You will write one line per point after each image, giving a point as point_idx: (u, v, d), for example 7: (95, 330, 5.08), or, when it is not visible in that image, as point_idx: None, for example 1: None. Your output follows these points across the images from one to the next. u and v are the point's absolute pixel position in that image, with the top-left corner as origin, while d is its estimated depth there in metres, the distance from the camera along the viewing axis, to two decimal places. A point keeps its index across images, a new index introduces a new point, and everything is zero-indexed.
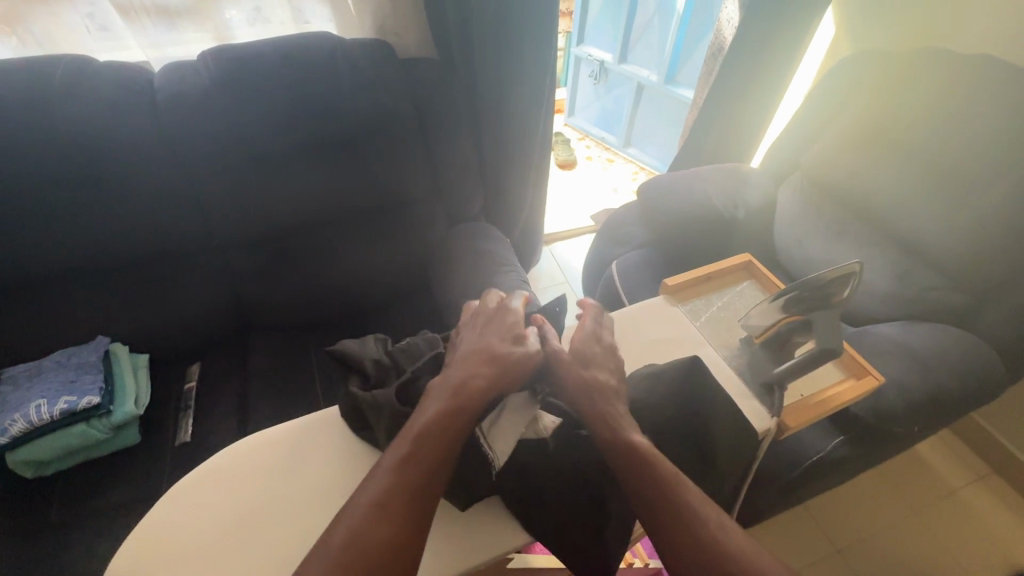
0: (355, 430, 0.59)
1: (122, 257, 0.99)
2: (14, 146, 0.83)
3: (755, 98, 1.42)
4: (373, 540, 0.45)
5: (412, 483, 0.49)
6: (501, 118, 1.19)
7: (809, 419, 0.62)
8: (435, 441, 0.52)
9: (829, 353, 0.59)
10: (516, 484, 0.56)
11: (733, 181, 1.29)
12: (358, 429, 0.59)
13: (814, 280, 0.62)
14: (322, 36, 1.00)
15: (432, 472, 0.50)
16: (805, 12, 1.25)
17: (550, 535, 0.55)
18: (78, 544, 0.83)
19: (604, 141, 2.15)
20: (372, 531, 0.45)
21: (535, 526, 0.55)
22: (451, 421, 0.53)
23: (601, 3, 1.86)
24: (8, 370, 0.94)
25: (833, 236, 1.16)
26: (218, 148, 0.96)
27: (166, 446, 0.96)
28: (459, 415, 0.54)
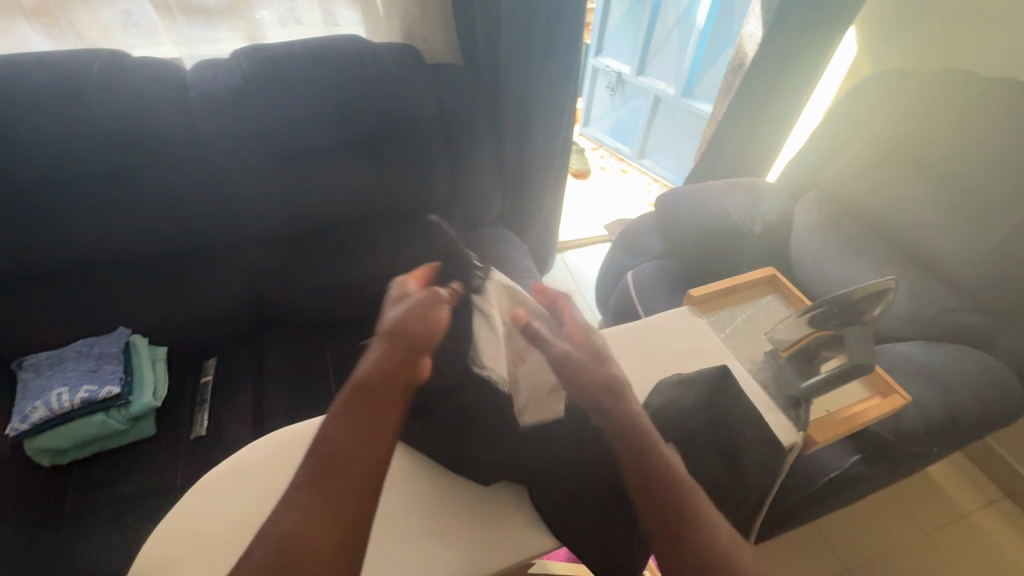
0: None
1: (145, 249, 1.00)
2: (48, 136, 0.84)
3: (774, 114, 1.43)
4: (289, 534, 0.37)
5: (328, 466, 0.41)
6: (523, 125, 1.20)
7: (836, 435, 0.62)
8: (348, 416, 0.44)
9: (860, 369, 0.60)
10: (544, 478, 0.57)
11: (751, 196, 1.29)
12: None
13: (847, 296, 0.62)
14: (353, 39, 1.02)
15: (349, 447, 0.42)
16: (828, 31, 1.26)
17: (576, 536, 0.55)
18: (92, 534, 0.83)
19: (619, 151, 2.16)
20: (294, 527, 0.38)
21: (560, 526, 0.55)
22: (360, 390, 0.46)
23: (621, 15, 1.88)
24: (29, 359, 0.95)
25: (852, 253, 1.16)
26: (245, 145, 0.97)
27: (182, 439, 0.96)
28: (370, 382, 0.46)
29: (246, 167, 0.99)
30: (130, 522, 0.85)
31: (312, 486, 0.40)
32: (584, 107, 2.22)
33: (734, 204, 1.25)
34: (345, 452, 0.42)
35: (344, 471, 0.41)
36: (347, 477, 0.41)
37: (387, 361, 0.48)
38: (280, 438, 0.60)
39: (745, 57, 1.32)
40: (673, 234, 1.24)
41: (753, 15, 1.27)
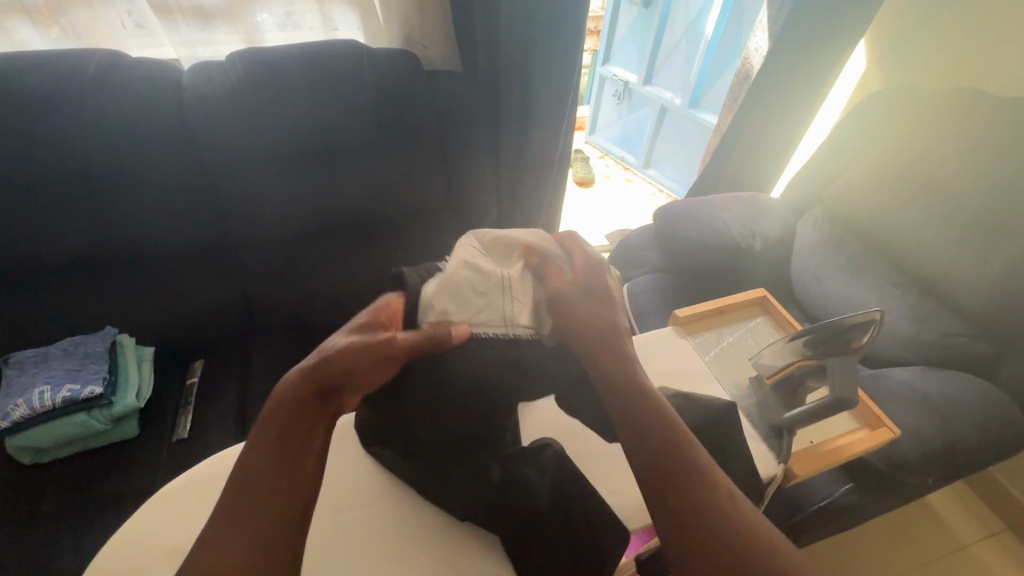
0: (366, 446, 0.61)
1: (137, 249, 1.00)
2: (40, 134, 0.84)
3: (780, 128, 1.40)
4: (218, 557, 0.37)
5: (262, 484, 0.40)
6: (521, 134, 1.19)
7: (818, 468, 0.60)
8: (262, 444, 0.42)
9: (843, 405, 0.58)
10: (521, 521, 0.53)
11: (752, 212, 1.26)
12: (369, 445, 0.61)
13: (835, 325, 0.61)
14: (350, 43, 1.00)
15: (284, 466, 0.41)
16: (836, 45, 1.24)
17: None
18: (68, 535, 0.83)
19: (623, 160, 2.14)
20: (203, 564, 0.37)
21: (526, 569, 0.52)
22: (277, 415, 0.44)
23: (629, 24, 1.85)
24: (14, 355, 0.96)
25: (852, 273, 1.13)
26: (238, 148, 0.97)
27: (164, 441, 0.96)
28: (287, 408, 0.44)
29: (242, 168, 0.99)
30: (106, 523, 0.85)
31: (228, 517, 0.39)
32: (590, 115, 2.20)
33: (738, 220, 1.22)
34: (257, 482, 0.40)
35: (256, 501, 0.39)
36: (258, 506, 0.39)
37: (303, 383, 0.45)
38: None
39: (751, 70, 1.29)
40: (670, 250, 1.23)
41: (759, 29, 1.27)
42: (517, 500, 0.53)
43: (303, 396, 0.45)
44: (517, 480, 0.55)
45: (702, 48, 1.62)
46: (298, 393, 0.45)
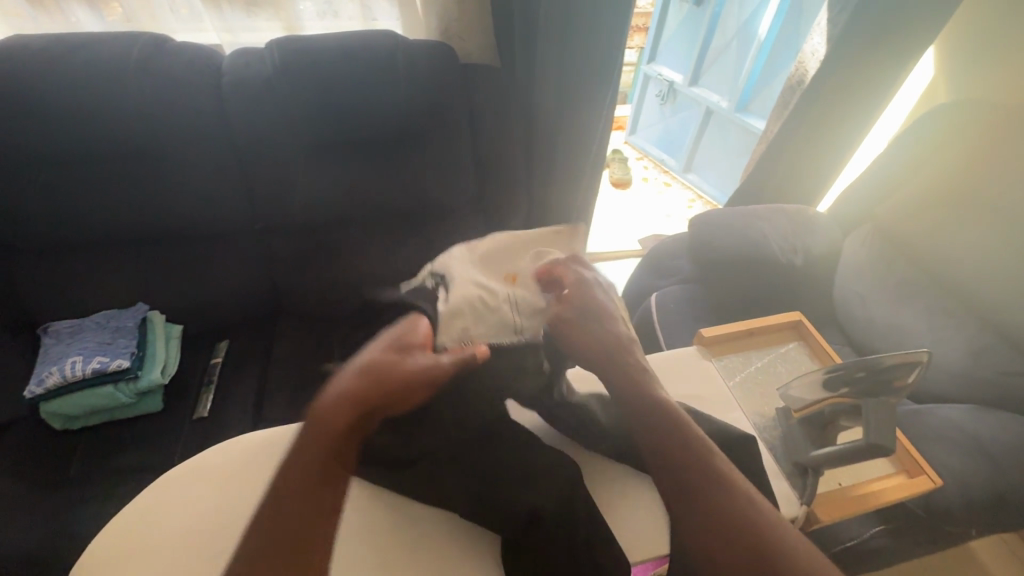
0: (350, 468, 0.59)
1: (172, 229, 1.04)
2: (84, 115, 0.87)
3: (832, 138, 1.31)
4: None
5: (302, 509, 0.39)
6: (555, 133, 1.16)
7: (846, 513, 0.57)
8: (294, 471, 0.40)
9: (880, 450, 0.54)
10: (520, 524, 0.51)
11: (796, 225, 1.18)
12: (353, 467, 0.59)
13: (874, 362, 0.58)
14: (384, 36, 0.96)
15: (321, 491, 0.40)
16: (901, 52, 1.14)
17: None
18: (90, 501, 0.86)
19: (663, 163, 2.07)
20: None
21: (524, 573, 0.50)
22: (323, 434, 0.41)
23: (678, 22, 1.77)
24: (54, 325, 1.02)
25: (901, 298, 1.06)
26: (271, 135, 0.98)
27: (185, 420, 0.98)
28: (328, 430, 0.41)
29: (273, 155, 0.99)
30: (123, 494, 0.88)
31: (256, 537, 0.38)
32: (631, 114, 2.14)
33: (779, 233, 1.14)
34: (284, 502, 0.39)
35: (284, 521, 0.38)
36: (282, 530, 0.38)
37: (355, 406, 0.42)
38: (251, 441, 0.63)
39: (805, 75, 1.22)
40: (702, 261, 1.17)
41: (816, 30, 1.17)
42: (514, 503, 0.51)
43: (352, 418, 0.42)
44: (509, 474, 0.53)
45: (753, 50, 1.54)
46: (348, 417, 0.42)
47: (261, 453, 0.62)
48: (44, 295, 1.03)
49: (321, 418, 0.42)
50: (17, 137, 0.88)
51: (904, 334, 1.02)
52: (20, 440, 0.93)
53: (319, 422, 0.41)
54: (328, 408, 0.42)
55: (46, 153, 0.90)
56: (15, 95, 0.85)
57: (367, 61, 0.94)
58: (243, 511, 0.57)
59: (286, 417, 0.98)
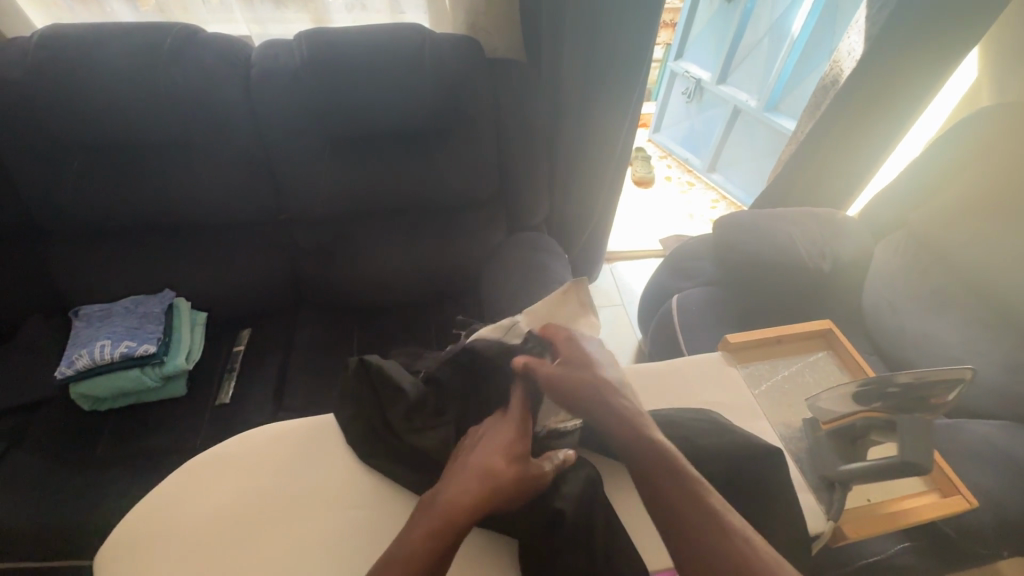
0: (364, 458, 0.60)
1: (200, 218, 1.05)
2: (118, 104, 0.89)
3: (867, 140, 1.27)
4: None
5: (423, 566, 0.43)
6: (580, 131, 1.14)
7: (876, 531, 0.56)
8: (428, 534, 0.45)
9: (912, 469, 0.52)
10: (543, 524, 0.52)
11: (825, 228, 1.13)
12: (367, 457, 0.60)
13: (915, 380, 0.56)
14: (414, 26, 0.97)
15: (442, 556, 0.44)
16: (946, 51, 1.08)
17: None
18: (116, 481, 0.89)
19: (687, 162, 2.04)
20: None
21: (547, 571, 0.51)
22: (448, 529, 0.45)
23: (707, 17, 1.72)
24: (85, 309, 1.04)
25: (933, 309, 1.03)
26: (297, 127, 0.98)
27: (208, 405, 1.00)
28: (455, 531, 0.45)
29: (299, 147, 1.00)
30: (148, 476, 0.90)
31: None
32: (656, 112, 2.10)
33: (808, 237, 1.11)
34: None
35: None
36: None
37: (480, 511, 0.46)
38: (270, 432, 0.64)
39: (840, 75, 1.18)
40: (726, 264, 1.15)
41: (854, 29, 1.14)
42: (542, 506, 0.53)
43: (473, 522, 0.46)
44: (535, 476, 0.54)
45: (785, 48, 1.50)
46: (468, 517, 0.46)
47: (281, 444, 0.63)
48: (76, 278, 1.06)
49: (449, 514, 0.46)
50: (53, 124, 0.90)
51: (935, 345, 0.99)
52: (51, 419, 0.96)
53: (449, 522, 0.45)
54: (457, 505, 0.46)
55: (80, 140, 0.92)
56: (52, 83, 0.87)
57: (394, 55, 0.94)
58: (263, 501, 0.58)
59: (305, 407, 1.00)
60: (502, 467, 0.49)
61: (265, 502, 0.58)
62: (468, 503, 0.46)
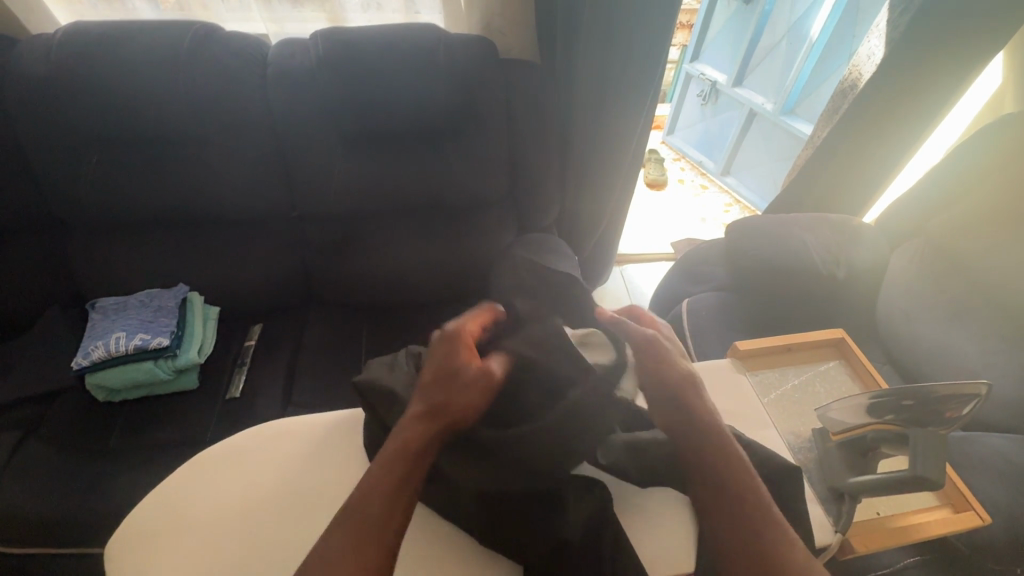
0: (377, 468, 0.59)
1: (215, 214, 1.07)
2: (137, 101, 0.91)
3: (885, 145, 1.24)
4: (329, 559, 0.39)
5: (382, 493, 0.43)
6: (593, 132, 1.14)
7: (884, 544, 0.55)
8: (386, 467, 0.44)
9: (924, 483, 0.52)
10: (545, 551, 0.51)
11: (840, 234, 1.11)
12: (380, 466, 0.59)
13: (928, 392, 0.56)
14: (428, 26, 0.97)
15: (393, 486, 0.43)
16: (970, 56, 1.06)
17: None
18: (127, 471, 0.91)
19: (700, 165, 2.02)
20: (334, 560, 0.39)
21: None
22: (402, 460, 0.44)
23: (724, 19, 1.70)
24: (102, 301, 1.06)
25: (949, 319, 1.01)
26: (310, 126, 0.99)
27: (218, 398, 1.02)
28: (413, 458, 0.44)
29: (312, 146, 1.01)
30: (159, 467, 0.92)
31: (341, 538, 0.40)
32: (670, 114, 2.08)
33: (822, 244, 1.09)
34: (369, 512, 0.41)
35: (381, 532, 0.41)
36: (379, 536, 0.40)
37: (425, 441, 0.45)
38: (277, 428, 0.64)
39: (859, 79, 1.17)
40: (738, 269, 1.14)
41: (874, 33, 1.12)
42: (547, 530, 0.51)
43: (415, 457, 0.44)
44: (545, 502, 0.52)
45: (803, 52, 1.47)
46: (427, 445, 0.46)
47: (285, 442, 0.63)
48: (94, 271, 1.08)
49: (408, 446, 0.45)
50: (75, 120, 0.92)
51: (950, 356, 0.97)
52: (66, 408, 0.98)
53: (407, 450, 0.45)
54: (411, 436, 0.46)
55: (100, 135, 0.94)
56: (75, 79, 0.89)
57: (408, 55, 0.94)
58: (267, 497, 0.58)
59: (314, 403, 1.01)
60: (449, 386, 0.48)
61: (269, 498, 0.58)
62: (422, 432, 0.46)
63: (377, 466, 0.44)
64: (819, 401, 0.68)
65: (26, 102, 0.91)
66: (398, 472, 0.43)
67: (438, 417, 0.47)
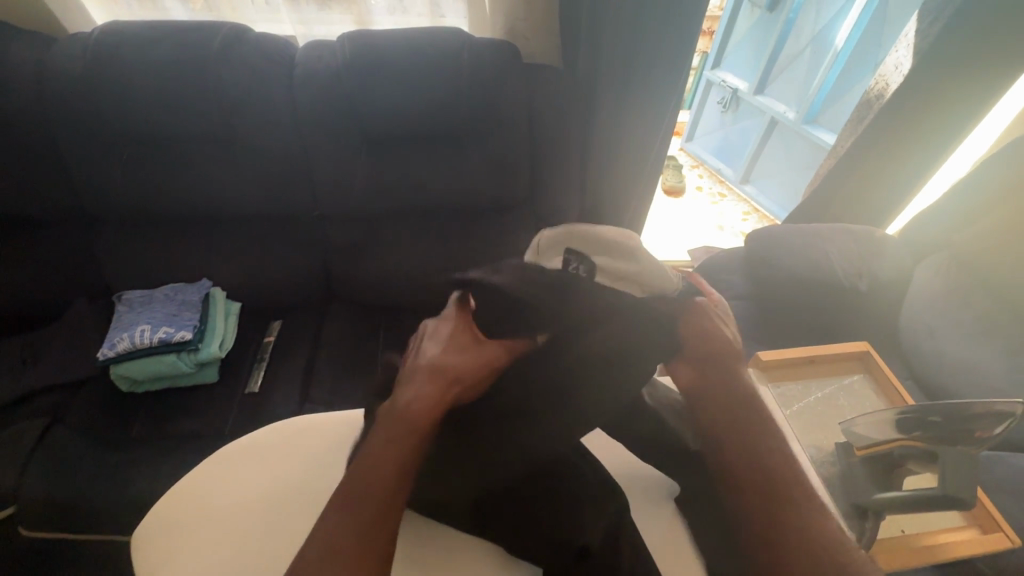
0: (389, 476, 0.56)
1: (239, 212, 1.09)
2: (168, 100, 0.93)
3: (910, 156, 1.22)
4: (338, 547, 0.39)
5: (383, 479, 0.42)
6: (613, 139, 1.13)
7: (910, 564, 0.54)
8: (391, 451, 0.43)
9: (956, 503, 0.52)
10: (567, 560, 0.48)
11: (863, 245, 1.10)
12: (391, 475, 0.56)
13: (951, 407, 0.55)
14: (454, 30, 0.98)
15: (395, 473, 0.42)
16: (1002, 69, 1.04)
17: None
18: (147, 461, 0.92)
19: (718, 173, 2.00)
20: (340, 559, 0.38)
21: None
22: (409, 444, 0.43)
23: (747, 26, 1.67)
24: (127, 294, 1.09)
25: (975, 335, 1.00)
26: (334, 128, 1.00)
27: (238, 392, 1.03)
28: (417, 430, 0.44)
29: (336, 147, 1.02)
30: (177, 458, 0.93)
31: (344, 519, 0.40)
32: (689, 120, 2.07)
33: (845, 255, 1.07)
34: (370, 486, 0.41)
35: (384, 510, 0.41)
36: (382, 511, 0.41)
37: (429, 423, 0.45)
38: (299, 424, 0.65)
39: (885, 90, 1.15)
40: (756, 279, 1.13)
41: (903, 43, 1.11)
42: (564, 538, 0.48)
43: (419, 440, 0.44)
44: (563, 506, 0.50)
45: (827, 61, 1.45)
46: (431, 418, 0.45)
47: (305, 439, 0.64)
48: (121, 264, 1.11)
49: (412, 420, 0.44)
50: (107, 117, 0.94)
51: (974, 373, 0.95)
52: (90, 398, 1.00)
53: (410, 420, 0.44)
54: (416, 410, 0.45)
55: (130, 132, 0.97)
56: (107, 77, 0.91)
57: (433, 59, 0.95)
58: (287, 492, 0.59)
59: (331, 399, 1.02)
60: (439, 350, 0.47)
61: (289, 493, 0.59)
62: (422, 400, 0.45)
63: (379, 440, 0.44)
64: (842, 414, 0.67)
65: (61, 98, 0.93)
66: (406, 447, 0.44)
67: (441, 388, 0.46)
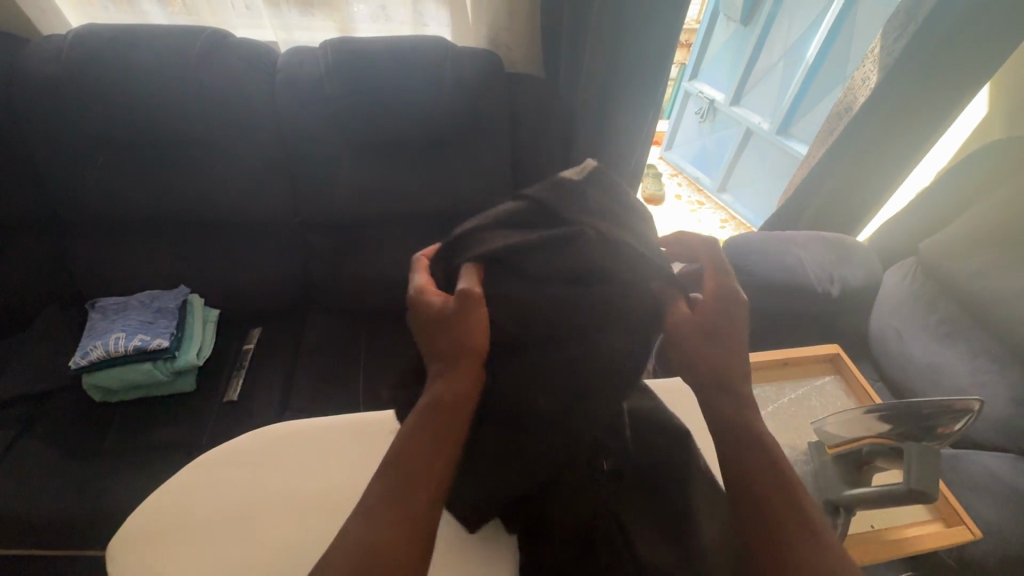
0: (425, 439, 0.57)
1: (219, 217, 1.08)
2: (145, 104, 0.91)
3: (879, 168, 1.27)
4: (396, 522, 0.40)
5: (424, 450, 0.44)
6: (595, 146, 1.16)
7: (875, 557, 0.57)
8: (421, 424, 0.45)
9: (920, 496, 0.53)
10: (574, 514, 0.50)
11: (835, 253, 1.13)
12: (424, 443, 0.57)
13: (926, 405, 0.55)
14: (438, 40, 0.99)
15: (428, 443, 0.44)
16: (962, 85, 1.10)
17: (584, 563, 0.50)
18: (122, 473, 0.90)
19: (697, 181, 2.04)
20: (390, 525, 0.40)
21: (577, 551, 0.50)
22: (438, 414, 0.45)
23: (723, 40, 1.70)
24: (101, 301, 1.07)
25: (940, 337, 1.02)
26: (317, 134, 1.00)
27: (216, 400, 1.02)
28: (448, 406, 0.46)
29: (318, 151, 1.01)
30: (153, 469, 0.91)
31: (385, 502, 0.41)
32: (668, 130, 2.09)
33: (818, 261, 1.10)
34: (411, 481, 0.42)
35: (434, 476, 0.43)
36: (422, 489, 0.42)
37: (457, 386, 0.47)
38: (278, 431, 0.65)
39: (855, 102, 1.19)
40: None
41: (870, 58, 1.15)
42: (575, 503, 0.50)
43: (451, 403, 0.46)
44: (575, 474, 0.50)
45: (800, 73, 1.50)
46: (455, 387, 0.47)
47: (289, 445, 0.64)
48: (97, 270, 1.09)
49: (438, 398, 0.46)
50: (81, 121, 0.92)
51: (941, 375, 0.99)
52: (60, 409, 0.97)
53: (437, 402, 0.46)
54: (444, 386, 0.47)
55: (106, 138, 0.95)
56: (84, 81, 0.89)
57: (417, 66, 0.95)
58: (271, 500, 0.59)
59: (312, 407, 1.01)
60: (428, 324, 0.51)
61: (267, 500, 0.59)
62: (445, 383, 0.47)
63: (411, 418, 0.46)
64: (815, 414, 0.70)
65: (34, 101, 0.91)
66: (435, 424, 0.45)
67: (454, 359, 0.48)
